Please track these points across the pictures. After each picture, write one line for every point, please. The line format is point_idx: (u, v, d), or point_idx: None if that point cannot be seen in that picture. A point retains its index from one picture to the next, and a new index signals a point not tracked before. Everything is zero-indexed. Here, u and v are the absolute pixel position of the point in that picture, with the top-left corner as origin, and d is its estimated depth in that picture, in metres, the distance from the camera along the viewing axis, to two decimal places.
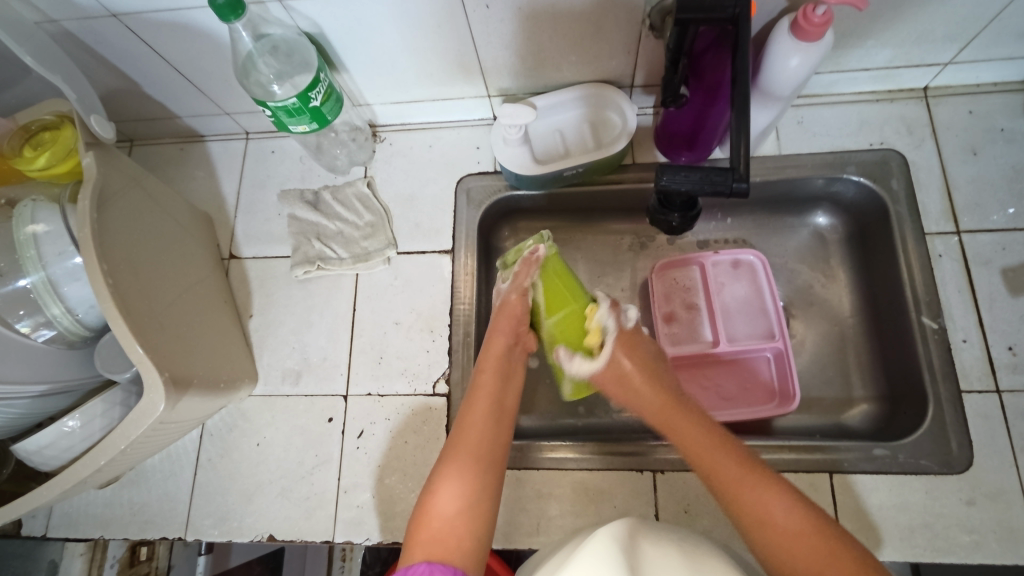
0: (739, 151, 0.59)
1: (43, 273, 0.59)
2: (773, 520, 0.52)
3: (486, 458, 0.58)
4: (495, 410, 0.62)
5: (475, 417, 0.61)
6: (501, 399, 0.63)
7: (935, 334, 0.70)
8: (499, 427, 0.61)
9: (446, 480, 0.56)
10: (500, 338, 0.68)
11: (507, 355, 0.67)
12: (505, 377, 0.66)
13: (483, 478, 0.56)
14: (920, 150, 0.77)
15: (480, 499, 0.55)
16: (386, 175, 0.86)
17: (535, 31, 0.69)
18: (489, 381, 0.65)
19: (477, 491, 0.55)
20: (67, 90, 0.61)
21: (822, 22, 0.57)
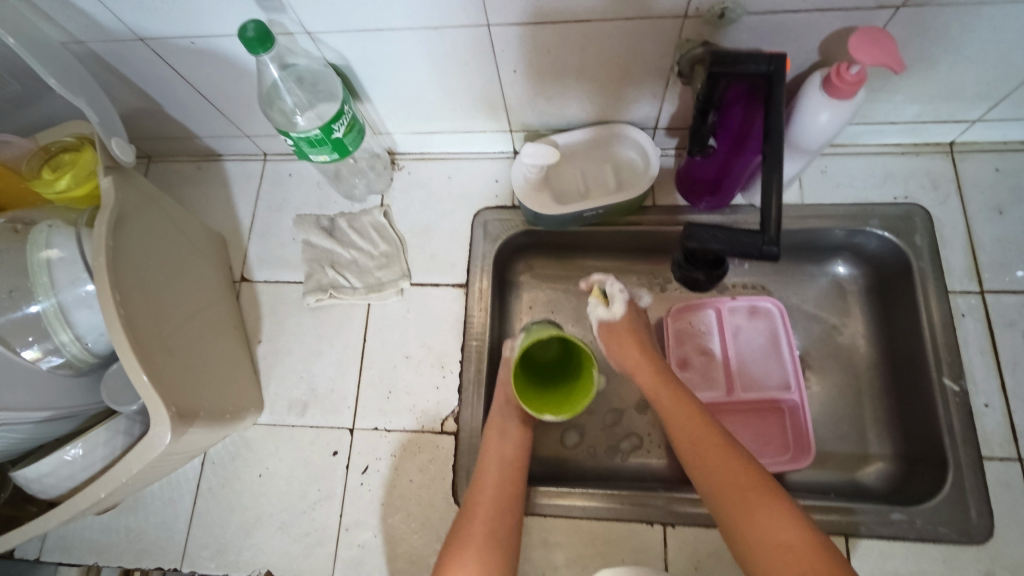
0: (771, 212, 0.53)
1: (54, 300, 0.57)
2: (767, 522, 0.52)
3: (505, 505, 0.59)
4: (507, 471, 0.62)
5: (487, 479, 0.61)
6: (513, 454, 0.64)
7: (957, 397, 0.69)
8: (518, 473, 0.63)
9: (465, 547, 0.54)
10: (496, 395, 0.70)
11: (502, 413, 0.68)
12: (503, 435, 0.65)
13: (499, 535, 0.56)
14: (945, 206, 0.76)
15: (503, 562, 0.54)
16: (403, 205, 0.86)
17: (563, 71, 0.68)
18: (490, 443, 0.65)
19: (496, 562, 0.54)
20: (90, 112, 0.61)
21: (855, 80, 0.55)
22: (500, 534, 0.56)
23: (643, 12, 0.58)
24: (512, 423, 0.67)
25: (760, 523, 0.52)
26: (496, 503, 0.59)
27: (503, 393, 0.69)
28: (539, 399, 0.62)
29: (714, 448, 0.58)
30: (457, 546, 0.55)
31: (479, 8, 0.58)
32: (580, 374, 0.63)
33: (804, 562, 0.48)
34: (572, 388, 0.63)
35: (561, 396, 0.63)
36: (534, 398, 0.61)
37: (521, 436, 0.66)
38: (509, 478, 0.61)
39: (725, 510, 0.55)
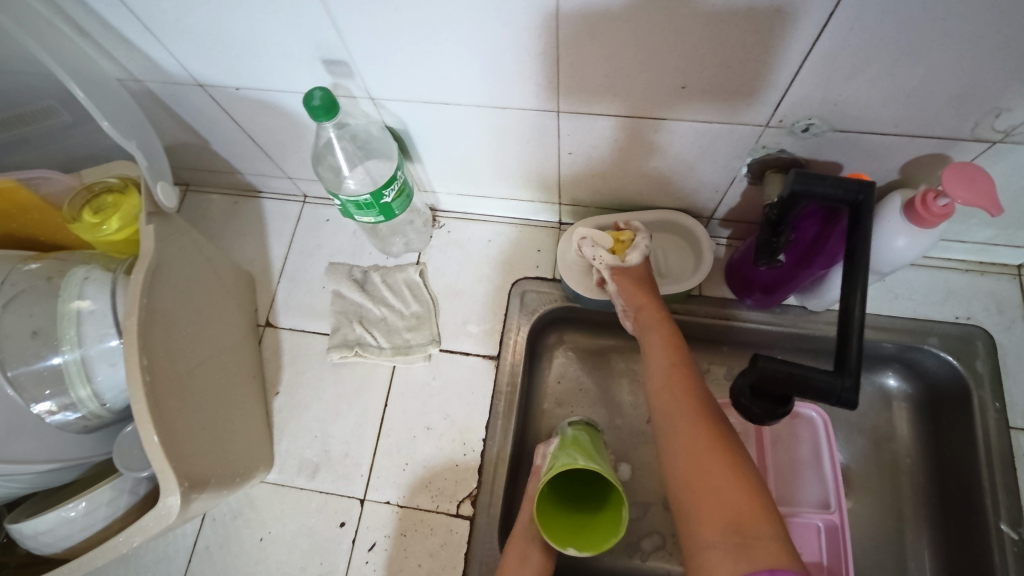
0: (851, 351, 0.48)
1: (78, 354, 0.54)
2: (725, 491, 0.50)
3: None
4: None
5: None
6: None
7: (1015, 545, 0.64)
8: None
9: None
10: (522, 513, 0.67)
11: (524, 533, 0.64)
12: (523, 560, 0.62)
13: None
14: (1010, 332, 0.72)
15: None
16: (439, 265, 0.83)
17: (625, 158, 0.66)
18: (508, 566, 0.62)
19: None
20: (139, 156, 0.59)
21: (941, 213, 0.52)
22: None
23: (722, 117, 0.55)
24: (533, 547, 0.63)
25: (715, 490, 0.50)
26: None
27: (528, 511, 0.66)
28: (564, 526, 0.60)
29: (698, 439, 0.54)
30: None
31: (551, 96, 0.56)
32: (610, 508, 0.60)
33: (750, 531, 0.46)
34: (599, 516, 0.61)
35: (586, 526, 0.60)
36: (557, 524, 0.59)
37: (542, 562, 0.62)
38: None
39: (687, 474, 0.52)
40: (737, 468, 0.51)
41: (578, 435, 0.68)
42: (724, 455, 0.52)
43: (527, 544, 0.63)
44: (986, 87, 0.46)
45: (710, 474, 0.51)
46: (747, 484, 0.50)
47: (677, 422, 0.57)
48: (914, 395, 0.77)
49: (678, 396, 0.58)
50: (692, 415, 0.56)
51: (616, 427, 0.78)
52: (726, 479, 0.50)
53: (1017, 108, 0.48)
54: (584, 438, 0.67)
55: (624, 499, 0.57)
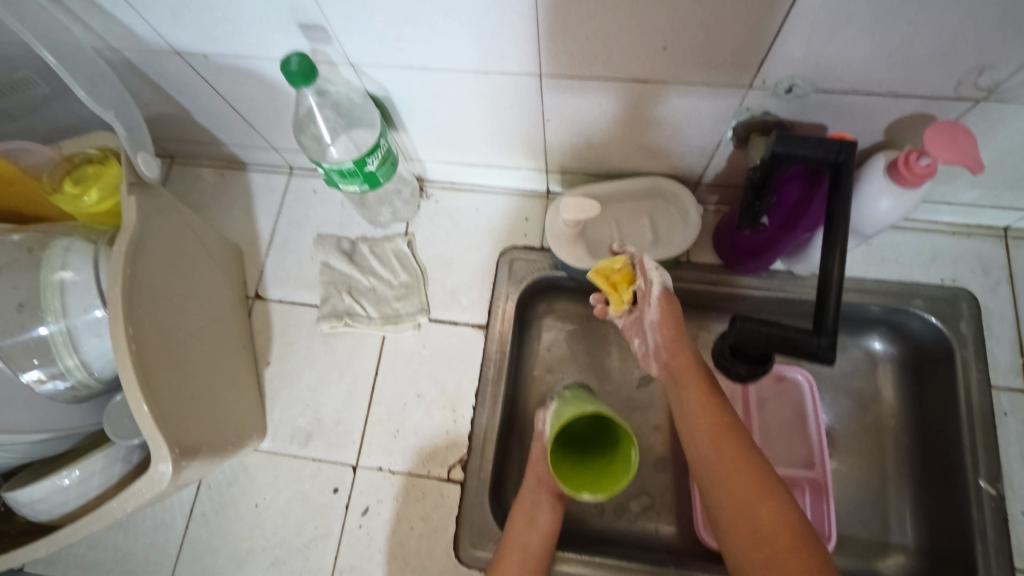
0: (829, 309, 0.49)
1: (63, 324, 0.54)
2: (771, 537, 0.50)
3: None
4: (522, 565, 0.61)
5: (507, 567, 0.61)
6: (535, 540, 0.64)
7: (992, 501, 0.65)
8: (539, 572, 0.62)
9: None
10: (529, 474, 0.69)
11: (530, 495, 0.67)
12: (531, 521, 0.64)
13: None
14: (994, 294, 0.72)
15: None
16: (428, 235, 0.83)
17: (610, 123, 0.65)
18: (517, 528, 0.64)
19: None
20: (118, 126, 0.59)
21: (924, 172, 0.52)
22: None
23: (706, 79, 0.55)
24: (542, 506, 0.66)
25: (760, 539, 0.50)
26: None
27: (534, 474, 0.68)
28: (575, 473, 0.60)
29: (745, 486, 0.53)
30: None
31: (531, 60, 0.56)
32: (619, 452, 0.59)
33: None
34: (608, 463, 0.60)
35: (598, 472, 0.60)
36: (567, 473, 0.59)
37: (550, 521, 0.65)
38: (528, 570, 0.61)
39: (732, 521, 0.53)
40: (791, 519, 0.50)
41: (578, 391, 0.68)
42: (764, 499, 0.52)
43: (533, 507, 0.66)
44: (970, 41, 0.46)
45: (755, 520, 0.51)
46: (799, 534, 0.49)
47: (714, 464, 0.55)
48: (899, 357, 0.78)
49: (712, 432, 0.57)
50: (727, 455, 0.55)
51: (605, 393, 0.79)
52: (770, 526, 0.50)
53: (1002, 64, 0.47)
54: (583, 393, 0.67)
55: (632, 438, 0.57)
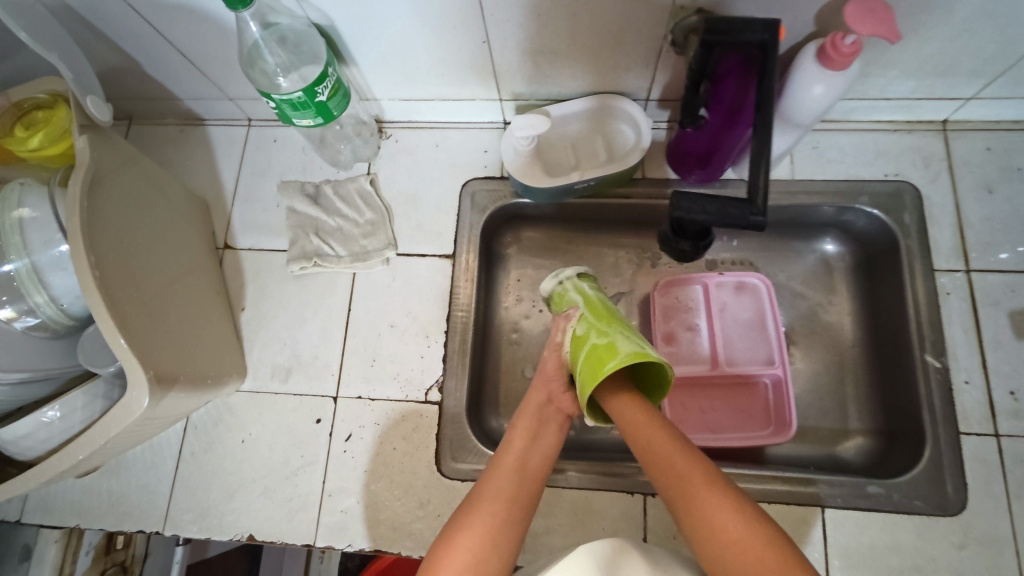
0: (760, 181, 0.53)
1: (27, 261, 0.56)
2: (718, 511, 0.49)
3: (521, 496, 0.57)
4: (520, 474, 0.59)
5: (503, 477, 0.58)
6: (539, 455, 0.61)
7: (937, 374, 0.69)
8: (535, 486, 0.59)
9: (473, 517, 0.55)
10: (534, 396, 0.67)
11: (537, 414, 0.65)
12: (535, 438, 0.62)
13: (509, 519, 0.55)
14: (935, 185, 0.75)
15: (496, 555, 0.53)
16: (390, 173, 0.84)
17: (552, 37, 0.66)
18: (519, 442, 0.62)
19: (503, 538, 0.54)
20: (64, 69, 0.59)
21: (850, 52, 0.54)
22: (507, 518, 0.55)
23: None
24: (548, 427, 0.64)
25: (707, 513, 0.50)
26: (507, 502, 0.56)
27: (544, 392, 0.67)
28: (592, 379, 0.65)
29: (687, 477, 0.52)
30: (455, 527, 0.54)
31: None
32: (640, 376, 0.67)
33: None
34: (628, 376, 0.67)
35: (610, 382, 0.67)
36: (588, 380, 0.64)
37: (556, 442, 0.64)
38: (523, 478, 0.58)
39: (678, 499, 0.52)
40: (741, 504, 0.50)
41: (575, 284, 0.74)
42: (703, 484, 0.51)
43: (537, 425, 0.64)
44: None
45: (701, 506, 0.50)
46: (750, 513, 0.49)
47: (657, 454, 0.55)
48: (851, 256, 0.81)
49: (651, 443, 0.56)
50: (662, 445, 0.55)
51: None
52: (715, 499, 0.50)
53: None
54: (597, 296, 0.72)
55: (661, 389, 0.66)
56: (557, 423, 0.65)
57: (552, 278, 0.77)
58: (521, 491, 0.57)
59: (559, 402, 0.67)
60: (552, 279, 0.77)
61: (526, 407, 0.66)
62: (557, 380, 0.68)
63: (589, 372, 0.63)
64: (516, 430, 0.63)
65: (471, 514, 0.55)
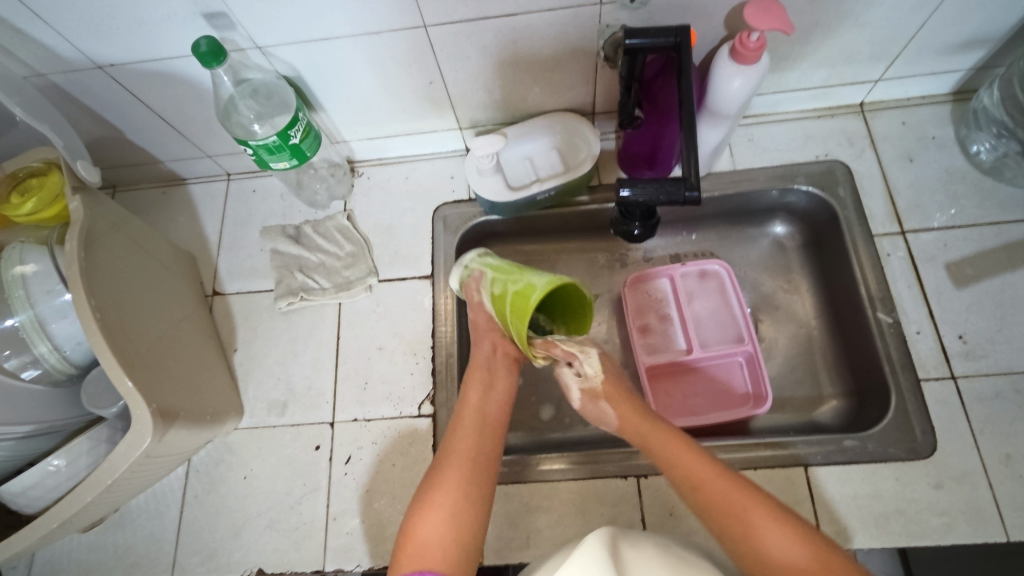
0: (691, 159, 0.61)
1: (31, 313, 0.61)
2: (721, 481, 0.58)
3: (480, 452, 0.62)
4: (477, 425, 0.64)
5: (463, 434, 0.63)
6: (494, 407, 0.67)
7: (891, 328, 0.74)
8: (493, 436, 0.64)
9: (439, 481, 0.59)
10: (479, 349, 0.73)
11: (484, 365, 0.70)
12: (488, 388, 0.68)
13: (475, 476, 0.60)
14: (862, 160, 0.83)
15: (471, 512, 0.57)
16: (365, 208, 0.90)
17: (498, 66, 0.74)
18: (474, 396, 0.67)
19: (472, 496, 0.58)
20: (54, 138, 0.65)
21: (756, 46, 0.62)
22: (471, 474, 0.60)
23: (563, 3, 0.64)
24: (500, 375, 0.70)
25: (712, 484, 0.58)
26: (467, 458, 0.61)
27: (487, 344, 0.73)
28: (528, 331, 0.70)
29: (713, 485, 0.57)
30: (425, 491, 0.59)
31: (414, 12, 0.64)
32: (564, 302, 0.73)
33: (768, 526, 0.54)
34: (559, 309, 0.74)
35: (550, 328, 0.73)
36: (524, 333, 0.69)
37: (508, 387, 0.69)
38: (478, 428, 0.64)
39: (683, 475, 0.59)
40: (765, 501, 0.55)
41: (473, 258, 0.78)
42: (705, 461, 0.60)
43: (489, 378, 0.69)
44: None
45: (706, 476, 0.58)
46: (771, 507, 0.55)
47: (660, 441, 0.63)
48: (799, 235, 0.88)
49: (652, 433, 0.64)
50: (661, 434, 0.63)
51: None
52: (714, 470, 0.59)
53: None
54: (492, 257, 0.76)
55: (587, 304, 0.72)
56: (505, 369, 0.71)
57: (456, 265, 0.79)
58: (484, 445, 0.63)
59: (502, 349, 0.72)
60: (455, 267, 0.79)
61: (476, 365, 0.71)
62: (492, 329, 0.74)
63: (519, 316, 0.67)
64: (468, 389, 0.68)
65: (443, 475, 0.59)
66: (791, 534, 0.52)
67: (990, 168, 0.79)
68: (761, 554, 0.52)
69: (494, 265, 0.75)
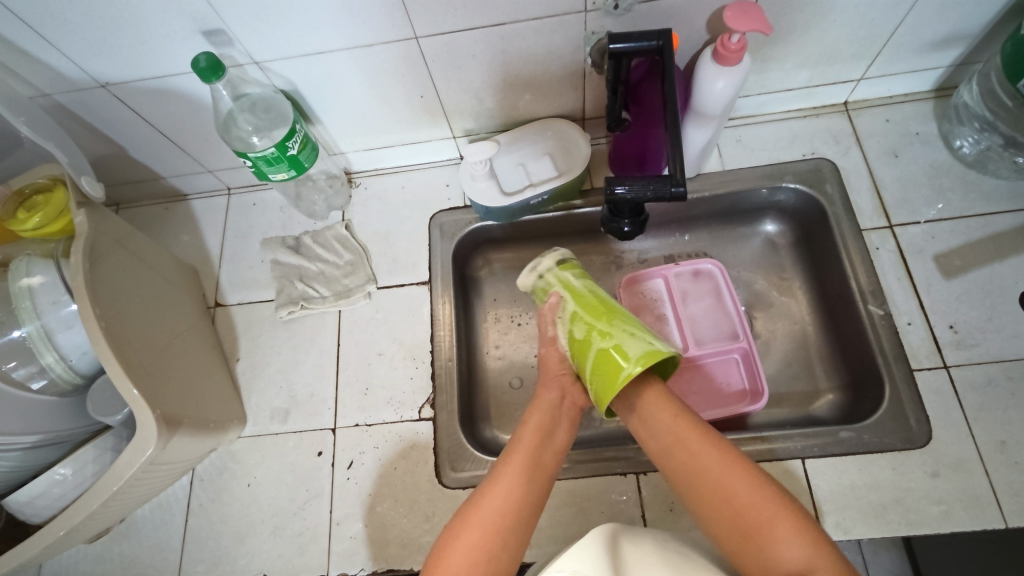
0: (677, 157, 0.63)
1: (38, 323, 0.63)
2: (747, 498, 0.53)
3: (517, 491, 0.58)
4: (529, 465, 0.61)
5: (507, 473, 0.60)
6: (536, 441, 0.63)
7: (882, 320, 0.75)
8: (538, 471, 0.61)
9: (468, 522, 0.56)
10: (547, 394, 0.70)
11: (550, 406, 0.68)
12: (546, 431, 0.65)
13: (508, 522, 0.57)
14: (848, 157, 0.85)
15: (506, 549, 0.55)
16: (363, 217, 0.91)
17: (489, 75, 0.76)
18: (529, 436, 0.64)
19: (503, 541, 0.55)
20: (60, 154, 0.68)
21: (737, 48, 0.64)
22: (504, 519, 0.57)
23: (550, 12, 0.66)
24: (559, 421, 0.67)
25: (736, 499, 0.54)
26: (506, 499, 0.58)
27: (556, 392, 0.70)
28: None
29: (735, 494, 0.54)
30: (453, 532, 0.56)
31: (406, 24, 0.66)
32: None
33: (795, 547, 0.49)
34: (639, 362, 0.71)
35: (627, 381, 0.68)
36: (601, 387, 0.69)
37: (567, 437, 0.66)
38: (533, 473, 0.60)
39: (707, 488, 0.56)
40: (797, 523, 0.51)
41: (547, 277, 0.79)
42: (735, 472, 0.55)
43: (546, 422, 0.66)
44: None
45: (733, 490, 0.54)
46: (796, 523, 0.51)
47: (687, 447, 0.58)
48: (790, 232, 0.89)
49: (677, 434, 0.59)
50: (690, 440, 0.58)
51: None
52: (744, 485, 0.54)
53: None
54: (571, 276, 0.78)
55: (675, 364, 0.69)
56: (568, 418, 0.69)
57: (530, 271, 0.82)
58: (532, 488, 0.59)
59: (570, 397, 0.70)
60: (529, 271, 0.81)
61: (534, 407, 0.68)
62: (565, 374, 0.72)
63: (606, 375, 0.66)
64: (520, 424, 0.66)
65: (472, 517, 0.56)
66: (813, 551, 0.49)
67: (974, 161, 0.81)
68: (771, 566, 0.50)
69: (573, 290, 0.76)
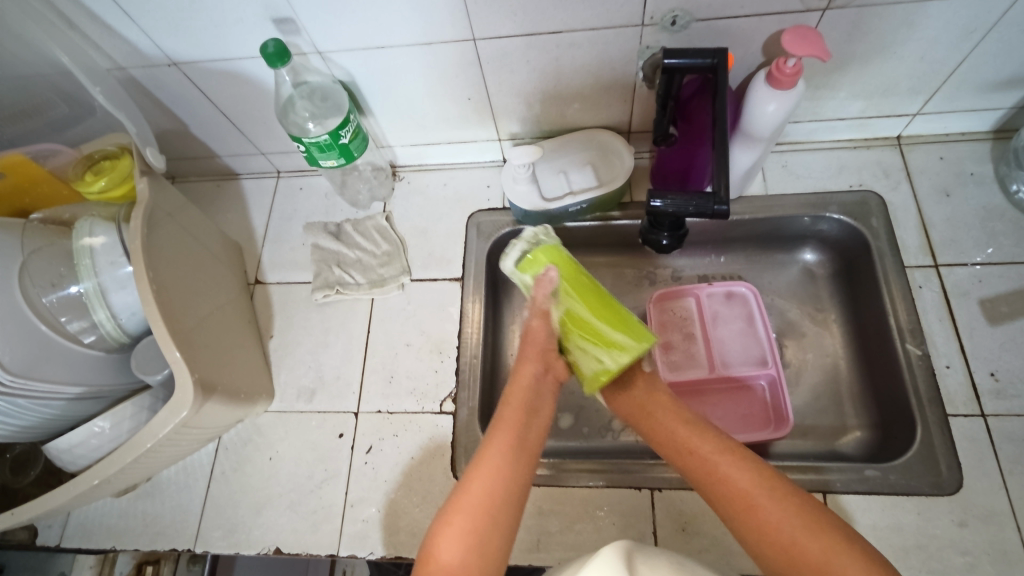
0: (722, 176, 0.63)
1: (95, 281, 0.67)
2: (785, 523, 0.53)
3: (507, 477, 0.57)
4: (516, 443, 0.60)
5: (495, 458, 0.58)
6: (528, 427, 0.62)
7: (920, 360, 0.73)
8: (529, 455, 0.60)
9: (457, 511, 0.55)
10: (528, 368, 0.68)
11: (534, 382, 0.66)
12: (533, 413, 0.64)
13: (497, 512, 0.55)
14: (897, 192, 0.83)
15: (495, 538, 0.54)
16: (403, 210, 0.94)
17: (541, 81, 0.77)
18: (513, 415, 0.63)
19: (491, 531, 0.54)
20: (128, 124, 0.72)
21: (793, 72, 0.64)
22: (495, 503, 0.56)
23: (607, 24, 0.67)
24: (545, 398, 0.66)
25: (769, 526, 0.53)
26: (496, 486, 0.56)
27: (536, 365, 0.68)
28: None
29: (807, 548, 0.51)
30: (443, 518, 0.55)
31: (465, 24, 0.68)
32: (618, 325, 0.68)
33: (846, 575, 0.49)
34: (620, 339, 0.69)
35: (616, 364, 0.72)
36: None
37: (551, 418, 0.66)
38: (516, 452, 0.59)
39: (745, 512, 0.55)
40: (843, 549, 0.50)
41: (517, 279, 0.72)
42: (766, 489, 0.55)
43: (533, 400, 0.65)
44: None
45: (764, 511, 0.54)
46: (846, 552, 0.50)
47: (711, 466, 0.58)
48: (830, 263, 0.88)
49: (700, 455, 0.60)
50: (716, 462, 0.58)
51: None
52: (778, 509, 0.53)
53: None
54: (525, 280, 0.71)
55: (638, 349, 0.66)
56: (550, 396, 0.67)
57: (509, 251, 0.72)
58: (515, 471, 0.58)
59: (553, 370, 0.68)
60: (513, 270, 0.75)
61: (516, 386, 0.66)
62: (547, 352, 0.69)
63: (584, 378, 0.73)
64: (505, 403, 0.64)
65: (462, 501, 0.55)
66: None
67: None
68: None
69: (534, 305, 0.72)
